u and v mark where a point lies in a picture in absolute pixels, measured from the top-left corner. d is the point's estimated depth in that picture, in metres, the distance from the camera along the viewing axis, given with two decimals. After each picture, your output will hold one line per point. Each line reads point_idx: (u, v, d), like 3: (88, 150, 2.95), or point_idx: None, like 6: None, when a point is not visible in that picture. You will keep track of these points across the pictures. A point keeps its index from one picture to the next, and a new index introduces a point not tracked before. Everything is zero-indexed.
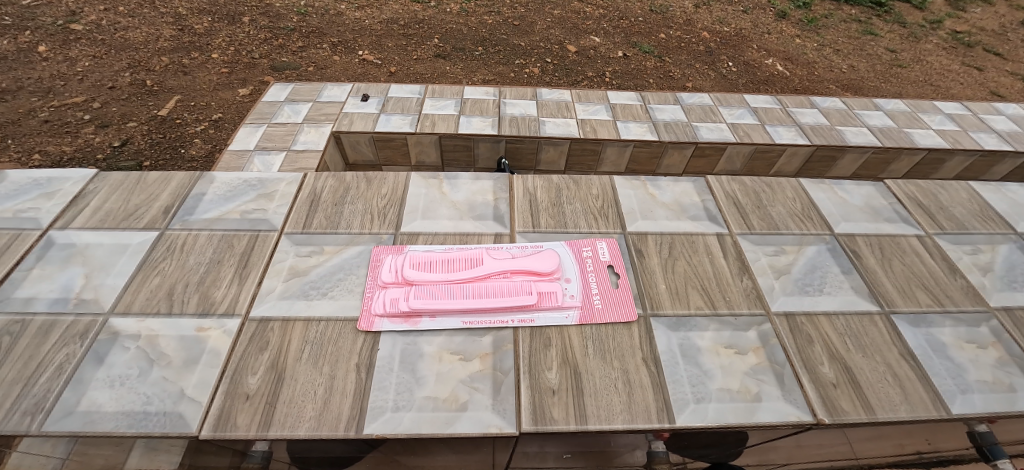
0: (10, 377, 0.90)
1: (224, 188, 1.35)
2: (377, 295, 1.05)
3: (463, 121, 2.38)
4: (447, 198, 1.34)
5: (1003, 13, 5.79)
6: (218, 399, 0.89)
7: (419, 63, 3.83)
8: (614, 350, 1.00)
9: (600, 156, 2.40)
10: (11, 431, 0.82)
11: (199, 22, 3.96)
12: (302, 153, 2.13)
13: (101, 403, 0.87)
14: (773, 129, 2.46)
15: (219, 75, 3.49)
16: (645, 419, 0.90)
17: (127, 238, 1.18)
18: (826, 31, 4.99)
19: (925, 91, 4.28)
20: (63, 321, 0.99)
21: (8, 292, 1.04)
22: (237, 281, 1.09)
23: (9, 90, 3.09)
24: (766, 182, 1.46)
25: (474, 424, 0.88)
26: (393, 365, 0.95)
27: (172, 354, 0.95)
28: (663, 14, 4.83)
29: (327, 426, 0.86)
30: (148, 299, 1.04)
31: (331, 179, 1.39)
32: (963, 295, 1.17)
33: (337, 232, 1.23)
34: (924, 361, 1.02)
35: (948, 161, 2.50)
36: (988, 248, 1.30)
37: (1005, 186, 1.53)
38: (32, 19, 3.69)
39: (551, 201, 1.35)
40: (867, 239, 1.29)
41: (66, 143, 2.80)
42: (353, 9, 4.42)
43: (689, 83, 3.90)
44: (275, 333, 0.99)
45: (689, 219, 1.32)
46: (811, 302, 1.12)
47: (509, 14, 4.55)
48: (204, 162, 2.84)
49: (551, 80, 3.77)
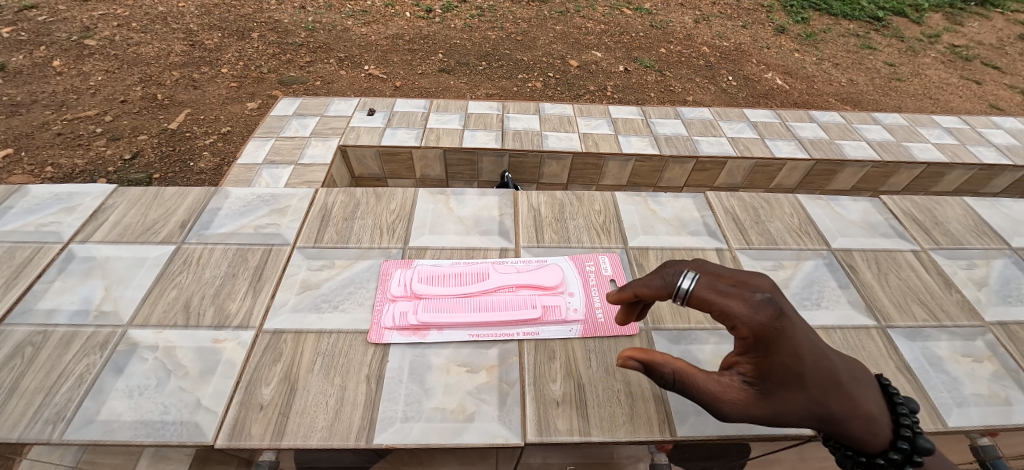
0: (33, 386, 0.93)
1: (239, 204, 1.39)
2: (386, 308, 1.09)
3: (467, 135, 2.43)
4: (454, 213, 1.38)
5: (1000, 27, 5.88)
6: (233, 409, 0.92)
7: (425, 77, 3.92)
8: (616, 363, 1.02)
9: (602, 170, 2.44)
10: (34, 439, 0.86)
11: (209, 37, 4.06)
12: (310, 167, 2.18)
13: (120, 412, 0.90)
14: (773, 142, 2.50)
15: (229, 89, 3.57)
16: (647, 431, 0.92)
17: (145, 252, 1.22)
18: (824, 45, 5.07)
19: (924, 104, 4.34)
20: (83, 333, 1.02)
21: (31, 303, 1.08)
22: (251, 294, 1.13)
23: (24, 103, 3.17)
24: (766, 198, 1.49)
25: (482, 435, 0.90)
26: (402, 376, 0.98)
27: (189, 365, 0.98)
28: (663, 30, 4.92)
29: (338, 436, 0.89)
30: (166, 311, 1.08)
31: (342, 194, 1.44)
32: (959, 309, 1.19)
33: (348, 246, 1.26)
34: (921, 375, 1.04)
35: (947, 175, 2.53)
36: (983, 263, 1.33)
37: (1000, 203, 1.56)
38: (47, 34, 3.80)
39: (554, 216, 1.39)
40: (863, 254, 1.32)
41: (78, 156, 2.87)
42: (360, 24, 4.52)
43: (689, 97, 3.96)
44: (288, 345, 1.03)
45: (689, 234, 1.35)
46: (809, 317, 1.14)
47: (512, 30, 4.65)
48: (212, 175, 2.90)
49: (553, 94, 3.85)
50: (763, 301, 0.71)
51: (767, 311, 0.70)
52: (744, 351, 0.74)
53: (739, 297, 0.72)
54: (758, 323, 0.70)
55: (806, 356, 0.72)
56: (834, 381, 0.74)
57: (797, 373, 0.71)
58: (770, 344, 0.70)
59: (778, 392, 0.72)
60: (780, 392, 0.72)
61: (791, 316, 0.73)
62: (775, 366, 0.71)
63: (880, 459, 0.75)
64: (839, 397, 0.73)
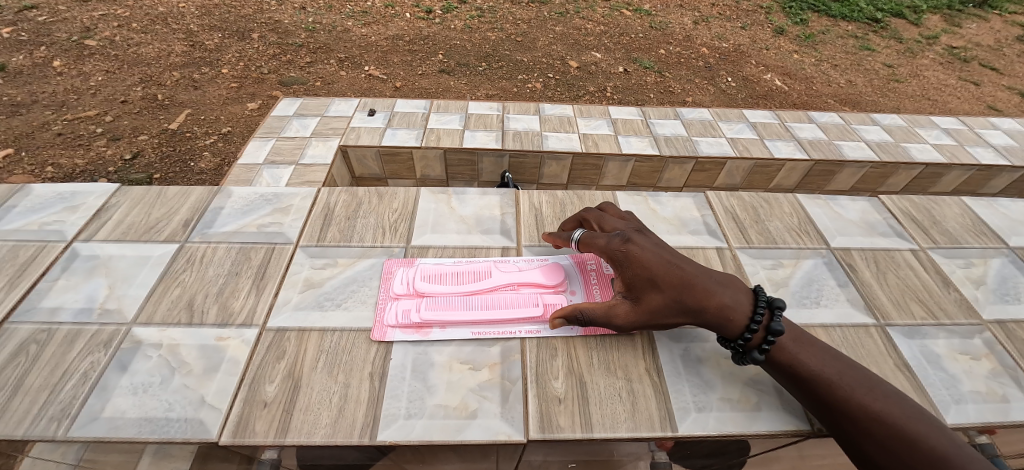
0: (37, 384, 0.93)
1: (241, 203, 1.39)
2: (389, 306, 1.10)
3: (467, 136, 2.43)
4: (455, 212, 1.39)
5: (998, 29, 5.91)
6: (237, 406, 0.92)
7: (425, 78, 3.92)
8: (618, 361, 1.03)
9: (602, 170, 2.45)
10: (38, 436, 0.86)
11: (210, 38, 4.06)
12: (310, 167, 2.19)
13: (124, 409, 0.91)
14: (772, 143, 2.52)
15: (229, 89, 3.58)
16: (648, 427, 0.93)
17: (148, 251, 1.22)
18: (823, 46, 5.09)
19: (923, 105, 4.36)
20: (87, 331, 1.03)
21: (35, 302, 1.08)
22: (255, 292, 1.13)
23: (24, 103, 3.18)
24: (766, 198, 1.50)
25: (484, 432, 0.91)
26: (405, 374, 0.99)
27: (193, 362, 0.99)
28: (663, 31, 4.93)
29: (341, 433, 0.89)
30: (169, 309, 1.09)
31: (344, 193, 1.44)
32: (957, 308, 1.20)
33: (350, 245, 1.27)
34: (919, 372, 1.05)
35: (945, 175, 2.55)
36: (981, 262, 1.34)
37: (997, 202, 1.57)
38: (48, 34, 3.80)
39: (555, 215, 1.40)
40: (862, 253, 1.33)
41: (79, 156, 2.87)
42: (360, 25, 4.53)
43: (689, 98, 3.97)
44: (292, 342, 1.03)
45: (689, 233, 1.36)
46: (809, 315, 1.15)
47: (512, 30, 4.66)
48: (212, 175, 2.90)
49: (553, 94, 3.86)
50: (616, 237, 1.02)
51: (616, 240, 1.01)
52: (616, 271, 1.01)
53: (602, 235, 1.04)
54: (610, 246, 1.01)
55: (655, 263, 0.97)
56: (688, 282, 0.97)
57: (651, 278, 0.96)
58: (622, 258, 0.99)
59: (644, 295, 0.98)
60: (643, 295, 0.97)
61: (641, 244, 1.01)
62: (633, 275, 0.98)
63: (738, 341, 0.96)
64: (692, 293, 0.96)
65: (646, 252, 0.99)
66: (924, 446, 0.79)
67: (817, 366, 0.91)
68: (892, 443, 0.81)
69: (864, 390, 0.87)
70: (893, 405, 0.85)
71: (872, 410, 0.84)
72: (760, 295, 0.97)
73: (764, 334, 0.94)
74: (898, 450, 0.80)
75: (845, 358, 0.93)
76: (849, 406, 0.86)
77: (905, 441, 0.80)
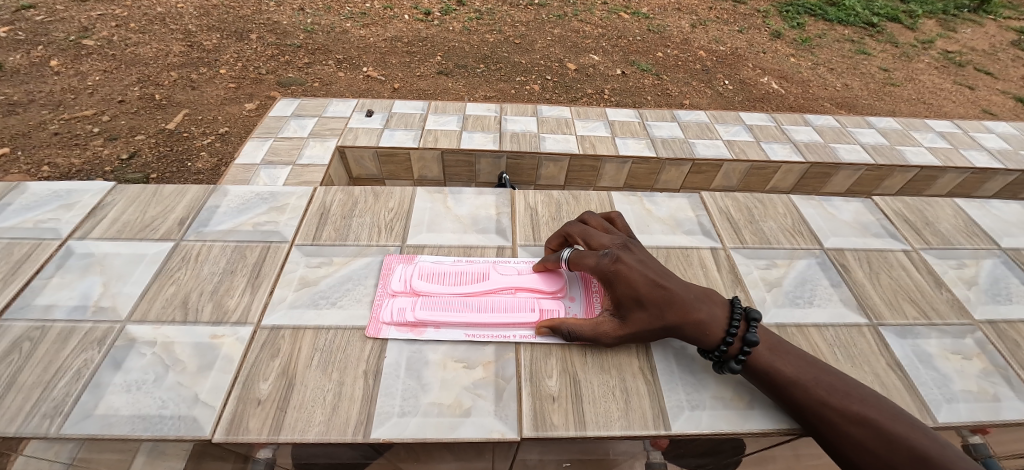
0: (31, 381, 0.93)
1: (237, 202, 1.39)
2: (385, 302, 1.10)
3: (465, 137, 2.44)
4: (451, 212, 1.39)
5: (992, 33, 5.95)
6: (231, 403, 0.92)
7: (423, 80, 3.93)
8: (611, 361, 1.03)
9: (599, 172, 2.46)
10: (30, 433, 0.86)
11: (208, 39, 4.06)
12: (307, 167, 2.19)
13: (118, 407, 0.91)
14: (768, 145, 2.53)
15: (227, 89, 3.58)
16: (642, 426, 0.93)
17: (143, 249, 1.22)
18: (820, 50, 5.12)
19: (918, 109, 4.38)
20: (81, 328, 1.03)
21: (29, 298, 1.08)
22: (250, 290, 1.13)
23: (21, 103, 3.17)
24: (760, 198, 1.51)
25: (478, 430, 0.91)
26: (399, 371, 0.99)
27: (187, 360, 0.99)
28: (660, 34, 4.96)
29: (335, 430, 0.89)
30: (164, 307, 1.08)
31: (340, 192, 1.45)
32: (949, 307, 1.21)
33: (345, 244, 1.27)
34: (911, 371, 1.06)
35: (939, 178, 2.57)
36: (973, 262, 1.35)
37: (990, 204, 1.58)
38: (45, 34, 3.79)
39: (551, 215, 1.40)
40: (855, 253, 1.34)
41: (75, 156, 2.86)
42: (359, 27, 4.54)
43: (686, 101, 3.99)
44: (286, 340, 1.03)
45: (683, 233, 1.37)
46: (802, 314, 1.16)
47: (510, 33, 4.68)
48: (210, 175, 2.90)
49: (551, 97, 3.87)
50: (604, 256, 1.00)
51: (605, 259, 1.00)
52: (605, 288, 1.01)
53: (592, 253, 1.03)
54: (599, 266, 1.00)
55: (641, 283, 0.97)
56: (672, 300, 0.97)
57: (637, 299, 0.96)
58: (610, 278, 0.98)
59: (629, 313, 0.98)
60: (629, 315, 0.98)
61: (630, 263, 0.99)
62: (619, 295, 0.98)
63: (715, 353, 0.97)
64: (675, 310, 0.96)
65: (633, 271, 0.98)
66: (905, 445, 0.80)
67: (793, 372, 0.92)
68: (873, 445, 0.82)
69: (840, 394, 0.88)
70: (872, 407, 0.86)
71: (851, 412, 0.85)
72: (735, 305, 0.99)
73: (742, 345, 0.95)
74: (880, 453, 0.81)
75: (819, 363, 0.95)
76: (828, 410, 0.87)
77: (886, 443, 0.81)
